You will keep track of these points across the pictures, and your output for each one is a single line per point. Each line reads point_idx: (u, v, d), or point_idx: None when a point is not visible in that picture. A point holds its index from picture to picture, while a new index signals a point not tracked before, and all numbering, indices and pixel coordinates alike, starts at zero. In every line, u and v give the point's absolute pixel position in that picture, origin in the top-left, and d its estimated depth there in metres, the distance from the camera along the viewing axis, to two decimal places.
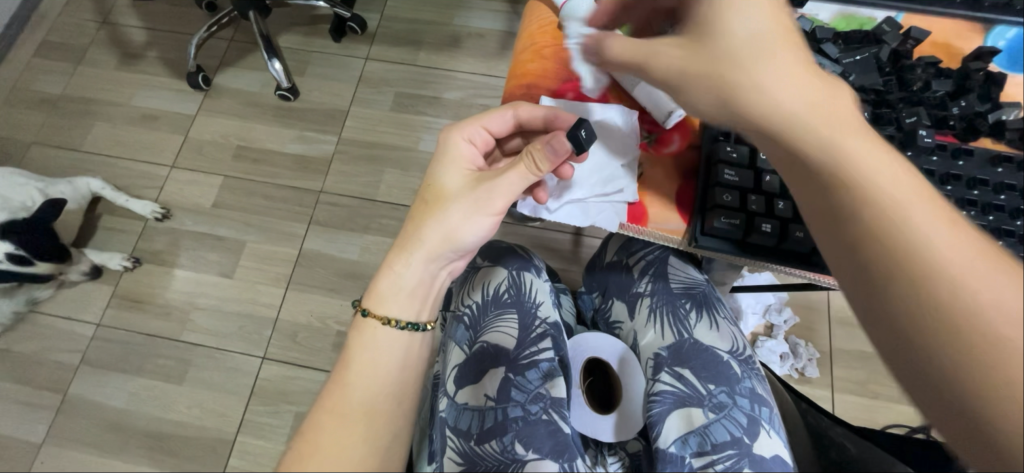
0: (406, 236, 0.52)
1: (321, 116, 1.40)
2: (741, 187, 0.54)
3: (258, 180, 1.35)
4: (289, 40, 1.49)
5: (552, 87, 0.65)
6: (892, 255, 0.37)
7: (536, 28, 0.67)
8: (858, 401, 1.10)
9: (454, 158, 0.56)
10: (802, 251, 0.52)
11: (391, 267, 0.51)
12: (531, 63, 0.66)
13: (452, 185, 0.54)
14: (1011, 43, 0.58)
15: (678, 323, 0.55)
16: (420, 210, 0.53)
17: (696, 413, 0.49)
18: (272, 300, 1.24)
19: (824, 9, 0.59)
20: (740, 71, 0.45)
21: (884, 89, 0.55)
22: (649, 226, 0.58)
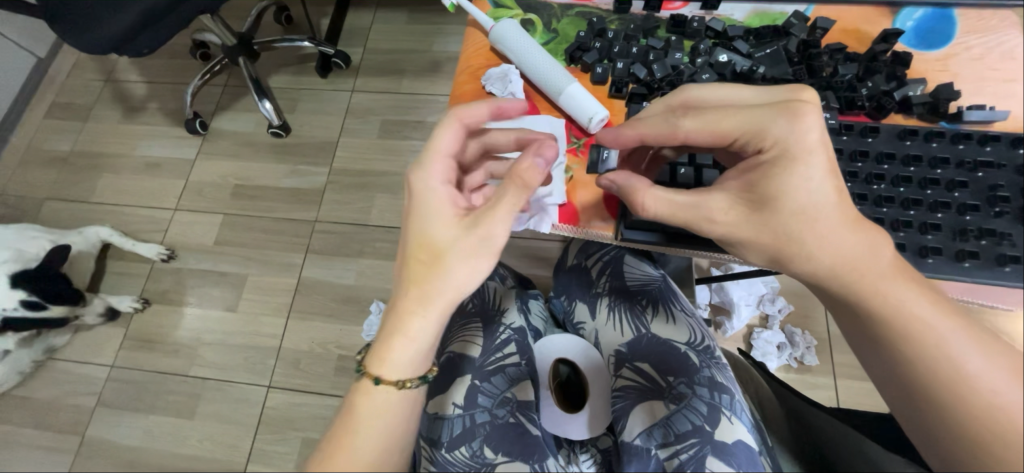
0: (409, 297, 0.46)
1: (313, 149, 1.47)
2: (660, 181, 0.54)
3: (256, 215, 1.40)
4: (278, 80, 1.57)
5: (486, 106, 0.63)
6: (937, 385, 0.45)
7: (472, 51, 0.65)
8: (861, 386, 1.08)
9: (429, 206, 0.47)
10: None
11: (394, 332, 0.46)
12: (468, 84, 0.65)
13: (444, 235, 0.46)
14: (920, 22, 0.58)
15: (636, 319, 0.58)
16: (416, 273, 0.46)
17: (658, 405, 0.50)
18: (274, 330, 1.28)
19: (738, 8, 0.61)
20: (804, 218, 0.45)
21: (794, 78, 0.56)
22: (582, 225, 0.57)
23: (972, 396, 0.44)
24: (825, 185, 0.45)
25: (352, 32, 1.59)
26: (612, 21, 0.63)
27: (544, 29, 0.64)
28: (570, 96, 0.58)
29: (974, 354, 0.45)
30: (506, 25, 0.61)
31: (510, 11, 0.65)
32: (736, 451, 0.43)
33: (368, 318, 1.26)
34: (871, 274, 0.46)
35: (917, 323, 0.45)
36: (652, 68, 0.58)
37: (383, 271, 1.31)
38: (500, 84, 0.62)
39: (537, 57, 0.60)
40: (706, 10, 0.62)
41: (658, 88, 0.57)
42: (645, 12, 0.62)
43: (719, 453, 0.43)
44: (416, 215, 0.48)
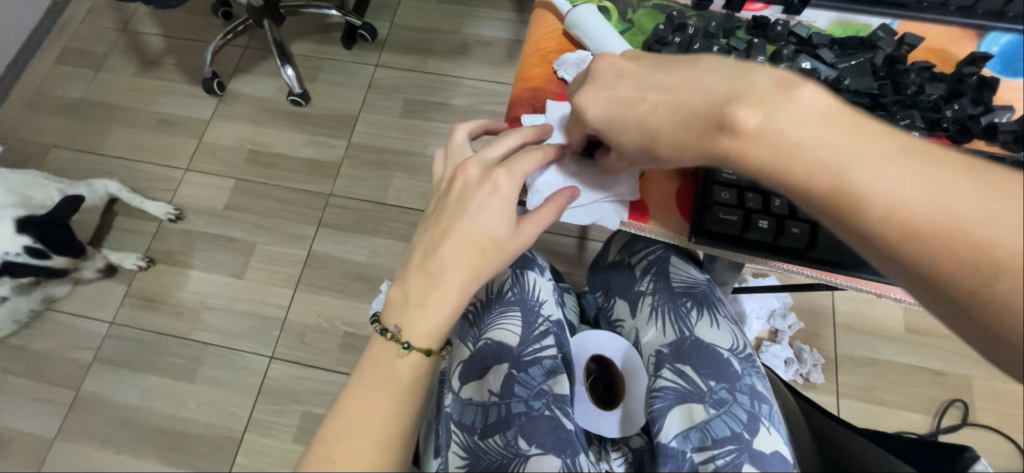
0: (447, 268, 0.47)
1: (332, 121, 1.44)
2: (739, 185, 0.51)
3: (270, 182, 1.38)
4: (301, 48, 1.53)
5: (556, 91, 0.60)
6: (908, 247, 0.34)
7: (542, 35, 0.64)
8: (864, 407, 1.09)
9: (493, 204, 0.48)
10: (799, 247, 0.50)
11: (438, 305, 0.47)
12: (537, 68, 0.62)
13: (507, 233, 0.48)
14: (1004, 49, 0.58)
15: (679, 321, 0.56)
16: (472, 259, 0.47)
17: (697, 408, 0.49)
18: (281, 301, 1.26)
19: (821, 16, 0.61)
20: (676, 142, 0.42)
21: (879, 93, 0.55)
22: (652, 223, 0.54)
23: (928, 247, 0.33)
24: (646, 105, 0.43)
25: (381, 5, 1.56)
26: (692, 16, 0.62)
27: (619, 17, 0.62)
28: None
29: (925, 181, 0.34)
30: (584, 10, 0.60)
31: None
32: (772, 462, 0.44)
33: (377, 297, 1.24)
34: (773, 155, 0.37)
35: (856, 182, 0.35)
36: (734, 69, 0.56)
37: (396, 251, 1.30)
38: (574, 70, 0.60)
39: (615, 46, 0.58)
40: (789, 16, 0.61)
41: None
42: (725, 11, 0.62)
43: (756, 462, 0.44)
44: (479, 207, 0.48)
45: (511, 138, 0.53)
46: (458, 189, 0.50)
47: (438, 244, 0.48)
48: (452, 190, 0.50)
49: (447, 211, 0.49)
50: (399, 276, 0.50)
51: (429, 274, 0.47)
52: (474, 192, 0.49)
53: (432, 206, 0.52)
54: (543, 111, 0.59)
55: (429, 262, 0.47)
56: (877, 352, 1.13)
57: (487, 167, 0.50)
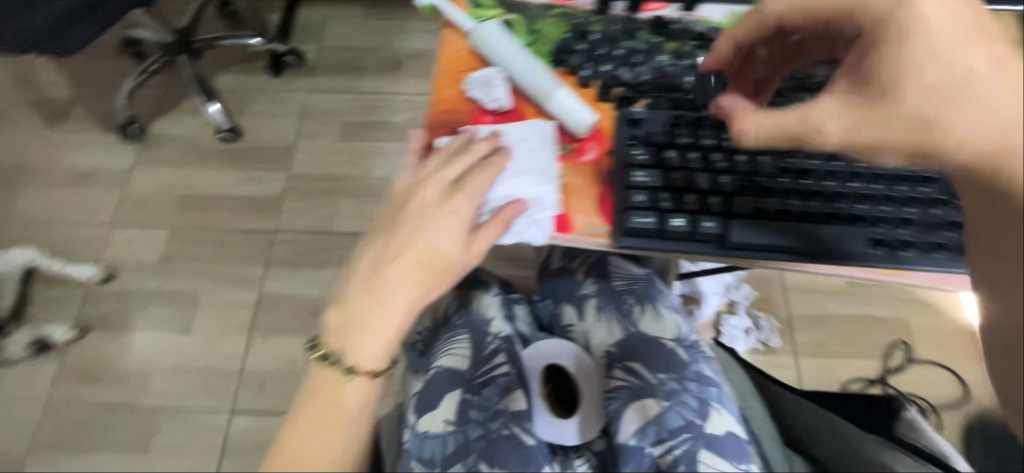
0: (399, 286, 0.47)
1: (268, 154, 1.38)
2: (652, 187, 0.53)
3: (208, 226, 1.30)
4: (225, 82, 1.43)
5: (468, 110, 0.59)
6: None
7: (450, 54, 0.62)
8: (820, 361, 1.16)
9: (444, 227, 0.49)
10: (713, 239, 0.52)
11: (384, 325, 0.47)
12: (447, 88, 0.60)
13: (459, 255, 0.50)
14: None
15: (625, 318, 0.58)
16: (422, 279, 0.48)
17: (650, 403, 0.51)
18: (235, 350, 1.20)
19: (716, 10, 0.63)
20: (930, 83, 0.40)
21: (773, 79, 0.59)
22: (576, 232, 0.53)
23: None
24: (969, 56, 0.40)
25: (306, 27, 1.49)
26: (595, 22, 0.63)
27: (524, 30, 0.62)
28: (563, 96, 0.57)
29: None
30: (487, 28, 0.60)
31: (490, 10, 0.63)
32: (727, 443, 0.46)
33: None
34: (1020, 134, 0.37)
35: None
36: (638, 71, 0.59)
37: None
38: (483, 88, 0.59)
39: (521, 59, 0.59)
40: (686, 12, 0.63)
41: (644, 90, 0.59)
42: (626, 13, 0.64)
43: (713, 448, 0.46)
44: (432, 228, 0.49)
45: (460, 152, 0.54)
46: (411, 209, 0.51)
47: (386, 263, 0.48)
48: (405, 209, 0.51)
49: (398, 231, 0.50)
50: (339, 296, 0.49)
51: (375, 294, 0.47)
52: (429, 214, 0.50)
53: (380, 218, 0.52)
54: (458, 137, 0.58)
55: (375, 281, 0.47)
56: (824, 308, 1.20)
57: (442, 190, 0.51)
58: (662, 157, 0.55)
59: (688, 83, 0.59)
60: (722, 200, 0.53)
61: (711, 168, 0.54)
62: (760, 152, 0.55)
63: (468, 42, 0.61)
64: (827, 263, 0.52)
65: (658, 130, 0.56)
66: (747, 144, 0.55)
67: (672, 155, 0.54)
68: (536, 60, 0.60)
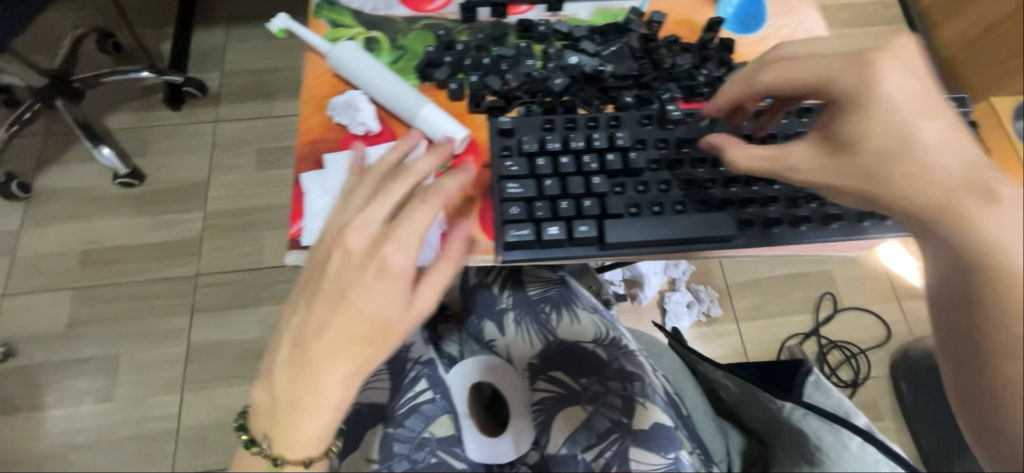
0: (328, 364, 0.42)
1: (178, 193, 1.28)
2: (527, 197, 0.53)
3: (118, 281, 1.19)
4: (119, 121, 1.32)
5: (338, 137, 0.57)
6: (1009, 332, 0.37)
7: (313, 79, 0.60)
8: (760, 323, 1.21)
9: (377, 286, 0.44)
10: (593, 241, 0.53)
11: (315, 407, 0.43)
12: (314, 116, 0.59)
13: (397, 317, 0.43)
14: (737, 10, 0.65)
15: (542, 328, 0.60)
16: (355, 354, 0.43)
17: (577, 410, 0.52)
18: (167, 410, 1.11)
19: (581, 8, 0.64)
20: (893, 154, 0.41)
21: (639, 72, 0.61)
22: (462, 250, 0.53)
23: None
24: (930, 124, 0.41)
25: (204, 53, 1.39)
26: (462, 31, 0.63)
27: (390, 46, 0.61)
28: (431, 111, 0.55)
29: None
30: (343, 50, 0.58)
31: (351, 29, 0.62)
32: (653, 434, 0.46)
33: None
34: (970, 205, 0.39)
35: (1002, 250, 0.38)
36: (507, 77, 0.59)
37: None
38: (348, 113, 0.57)
39: (382, 78, 0.57)
40: (552, 13, 0.64)
41: (515, 97, 0.58)
42: (493, 19, 0.64)
43: (640, 441, 0.46)
44: (362, 291, 0.43)
45: (388, 193, 0.47)
46: (335, 267, 0.45)
47: (311, 338, 0.43)
48: (328, 268, 0.45)
49: (324, 297, 0.44)
50: (266, 376, 0.45)
51: (301, 375, 0.43)
52: (356, 274, 0.44)
53: (305, 278, 0.47)
54: (324, 166, 0.56)
55: (301, 359, 0.43)
56: (758, 272, 1.25)
57: (372, 242, 0.45)
58: (534, 166, 0.55)
59: (558, 85, 0.59)
60: (596, 202, 0.54)
61: (583, 170, 0.55)
62: (630, 148, 0.56)
63: (329, 65, 0.59)
64: (715, 250, 0.55)
65: (528, 139, 0.55)
66: (616, 141, 0.56)
67: (543, 163, 0.54)
68: (400, 78, 0.58)
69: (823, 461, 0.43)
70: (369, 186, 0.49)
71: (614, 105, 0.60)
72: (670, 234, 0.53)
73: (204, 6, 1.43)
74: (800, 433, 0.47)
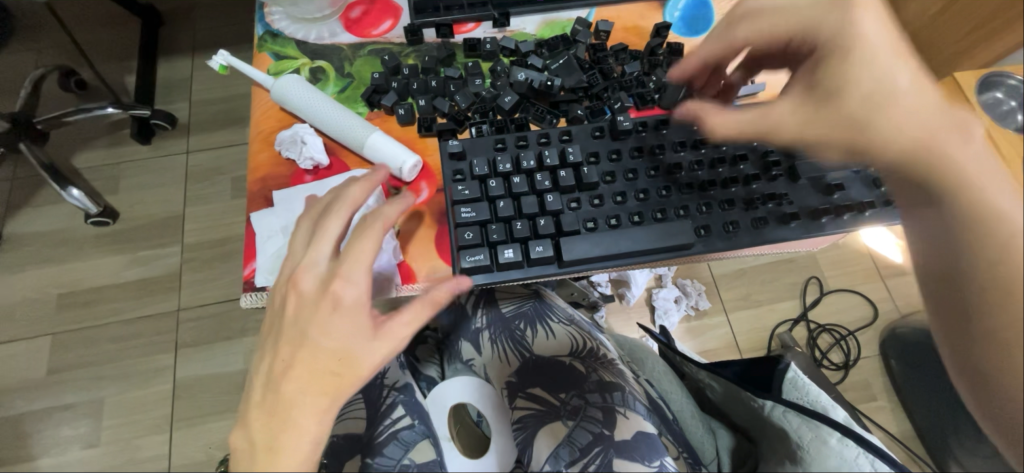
0: (297, 399, 0.43)
1: (152, 229, 1.26)
2: (480, 221, 0.53)
3: (100, 323, 1.18)
4: (88, 160, 1.30)
5: (288, 173, 0.57)
6: (994, 256, 0.33)
7: (259, 115, 0.59)
8: (749, 313, 1.20)
9: (335, 322, 0.44)
10: (551, 259, 0.53)
11: (291, 444, 0.43)
12: (263, 152, 0.58)
13: (362, 348, 0.44)
14: (684, 12, 0.66)
15: (517, 344, 0.62)
16: (323, 386, 0.44)
17: (558, 426, 0.52)
18: (157, 449, 1.09)
19: (528, 22, 0.65)
20: (876, 100, 0.42)
21: (589, 84, 0.61)
22: (421, 281, 0.52)
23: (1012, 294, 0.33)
24: (905, 73, 0.42)
25: (170, 85, 1.37)
26: (409, 54, 0.63)
27: (337, 74, 0.61)
28: (380, 141, 0.55)
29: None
30: (285, 82, 0.57)
31: (295, 60, 0.61)
32: (635, 443, 0.45)
33: None
34: (947, 143, 0.37)
35: (955, 176, 0.36)
36: (456, 99, 0.59)
37: None
38: (295, 148, 0.57)
39: (326, 109, 0.56)
40: (499, 29, 0.64)
41: (465, 118, 0.59)
42: (439, 39, 0.64)
43: (624, 452, 0.45)
44: (319, 328, 0.44)
45: (336, 226, 0.48)
46: (293, 309, 0.46)
47: (280, 378, 0.44)
48: (287, 311, 0.46)
49: (286, 338, 0.45)
50: (243, 417, 0.45)
51: (275, 414, 0.43)
52: (313, 313, 0.45)
53: (268, 324, 0.48)
54: (274, 203, 0.56)
55: (274, 398, 0.44)
56: (743, 261, 1.23)
57: (324, 279, 0.46)
58: (487, 188, 0.54)
59: (507, 103, 0.59)
60: (552, 220, 0.53)
61: (537, 188, 0.54)
62: (582, 163, 0.55)
63: (272, 98, 0.59)
64: (678, 257, 0.55)
65: (478, 161, 0.54)
66: (568, 157, 0.55)
67: (495, 184, 0.54)
68: (346, 108, 0.58)
69: (803, 458, 0.44)
70: (314, 222, 0.49)
71: (566, 118, 0.60)
72: (632, 247, 0.54)
73: (168, 36, 1.41)
74: (782, 432, 0.48)
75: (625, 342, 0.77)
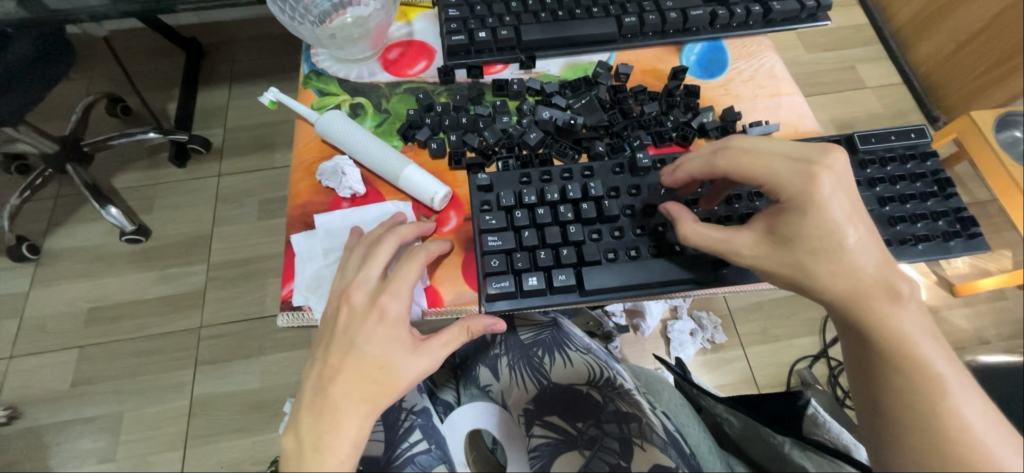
0: (343, 402, 0.45)
1: (182, 247, 1.30)
2: (506, 249, 0.55)
3: (123, 338, 1.20)
4: (127, 180, 1.37)
5: (326, 200, 0.60)
6: (923, 408, 0.43)
7: (303, 146, 0.63)
8: (767, 348, 1.17)
9: (382, 334, 0.48)
10: (572, 288, 0.54)
11: (334, 445, 0.44)
12: (304, 180, 0.62)
13: (402, 360, 0.47)
14: (699, 56, 0.69)
15: (535, 371, 0.63)
16: (366, 392, 0.46)
17: (575, 455, 0.51)
18: (170, 467, 1.09)
19: (552, 64, 0.69)
20: (820, 252, 0.46)
21: (610, 123, 0.64)
22: (448, 304, 0.54)
23: (945, 438, 0.42)
24: (853, 231, 0.47)
25: (208, 112, 1.45)
26: (441, 93, 0.67)
27: (375, 110, 0.65)
28: (412, 173, 0.58)
29: (974, 409, 0.43)
30: (327, 116, 0.61)
31: (337, 97, 0.66)
32: None
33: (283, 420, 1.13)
34: (881, 307, 0.45)
35: (901, 336, 0.45)
36: (485, 135, 0.63)
37: (291, 363, 1.19)
38: (335, 177, 0.60)
39: (364, 141, 0.60)
40: (525, 70, 0.68)
41: (493, 152, 0.62)
42: (469, 80, 0.68)
43: None
44: (367, 339, 0.47)
45: (387, 248, 0.52)
46: (343, 321, 0.49)
47: (328, 382, 0.46)
48: (337, 321, 0.49)
49: (335, 345, 0.48)
50: (292, 421, 0.47)
51: (322, 415, 0.45)
52: (361, 323, 0.48)
53: (318, 336, 0.50)
54: (313, 226, 0.59)
55: (321, 401, 0.46)
56: (759, 295, 1.21)
57: (373, 295, 0.49)
58: (512, 218, 0.56)
59: (533, 139, 0.62)
60: (574, 250, 0.55)
61: (559, 220, 0.56)
62: (604, 197, 0.58)
63: (316, 131, 0.63)
64: (698, 289, 0.56)
65: (505, 193, 0.57)
66: (590, 191, 0.57)
67: (520, 215, 0.56)
68: (383, 142, 0.61)
69: None
70: (363, 248, 0.53)
71: (588, 154, 0.63)
72: (652, 280, 0.55)
73: (208, 66, 1.50)
74: (803, 471, 0.47)
75: (640, 373, 0.76)
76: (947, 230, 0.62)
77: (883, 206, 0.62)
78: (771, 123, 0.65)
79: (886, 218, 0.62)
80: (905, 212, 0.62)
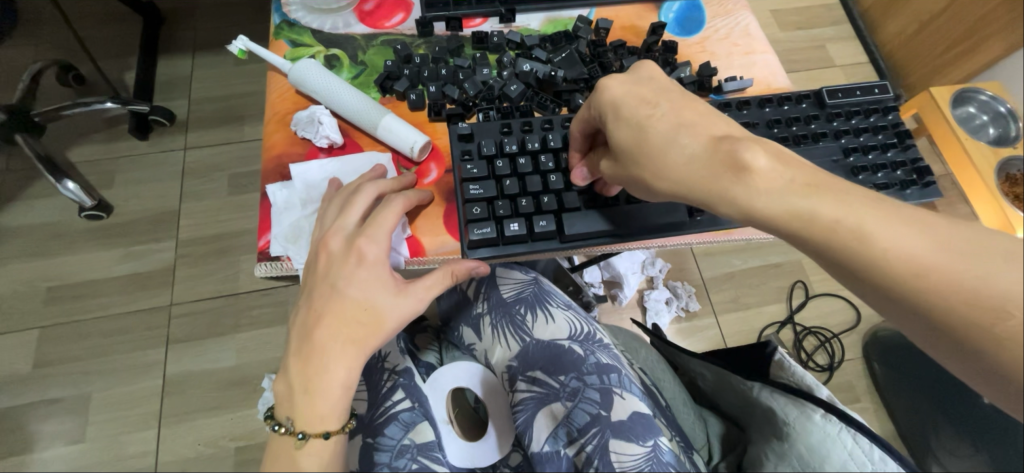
0: (329, 345, 0.45)
1: (147, 224, 1.25)
2: (487, 197, 0.55)
3: (87, 317, 1.15)
4: (83, 153, 1.29)
5: (301, 152, 0.59)
6: (856, 263, 0.39)
7: (276, 98, 0.61)
8: (740, 315, 1.22)
9: (364, 276, 0.47)
10: (553, 236, 0.55)
11: (324, 387, 0.45)
12: (278, 132, 0.60)
13: (386, 302, 0.47)
14: (677, 14, 0.70)
15: (518, 330, 0.62)
16: (352, 334, 0.46)
17: (557, 407, 0.55)
18: (143, 446, 1.07)
19: (532, 18, 0.68)
20: (641, 152, 0.47)
21: (589, 76, 0.64)
22: (430, 253, 0.55)
23: (902, 279, 0.38)
24: (652, 119, 0.47)
25: (170, 82, 1.38)
26: (420, 45, 0.65)
27: (351, 61, 0.63)
28: (391, 123, 0.57)
29: (896, 232, 0.38)
30: (302, 65, 0.59)
31: (311, 48, 0.64)
32: (631, 424, 0.49)
33: (262, 396, 1.11)
34: (735, 187, 0.42)
35: (774, 219, 0.42)
36: (464, 86, 0.62)
37: (268, 340, 1.17)
38: (311, 128, 0.59)
39: (340, 91, 0.59)
40: (505, 24, 0.67)
41: (473, 104, 0.62)
42: (448, 32, 0.66)
43: (620, 432, 0.49)
44: (348, 282, 0.47)
45: (366, 196, 0.51)
46: (323, 266, 0.48)
47: (312, 327, 0.46)
48: (317, 268, 0.49)
49: (317, 291, 0.48)
50: (282, 368, 0.47)
51: (309, 360, 0.45)
52: (340, 267, 0.48)
53: (303, 284, 0.50)
54: (289, 177, 0.57)
55: (307, 347, 0.46)
56: (731, 265, 1.26)
57: (351, 239, 0.49)
58: (494, 167, 0.56)
59: (513, 91, 0.62)
60: (555, 198, 0.56)
61: (540, 169, 0.57)
62: None
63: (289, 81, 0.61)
64: (672, 235, 0.58)
65: (486, 142, 0.57)
66: None
67: (502, 164, 0.56)
68: (361, 92, 0.60)
69: (790, 436, 0.46)
70: (339, 198, 0.53)
71: (568, 108, 0.63)
72: (631, 228, 0.56)
73: (168, 34, 1.42)
74: (770, 412, 0.50)
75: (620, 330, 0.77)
76: (904, 179, 0.64)
77: (847, 156, 0.64)
78: (745, 79, 0.67)
79: (848, 167, 0.64)
80: (867, 162, 0.64)
